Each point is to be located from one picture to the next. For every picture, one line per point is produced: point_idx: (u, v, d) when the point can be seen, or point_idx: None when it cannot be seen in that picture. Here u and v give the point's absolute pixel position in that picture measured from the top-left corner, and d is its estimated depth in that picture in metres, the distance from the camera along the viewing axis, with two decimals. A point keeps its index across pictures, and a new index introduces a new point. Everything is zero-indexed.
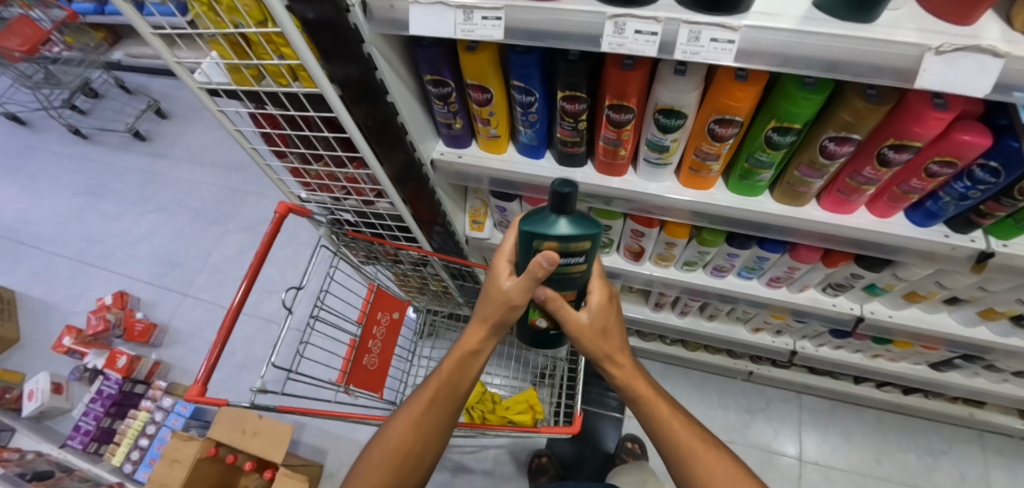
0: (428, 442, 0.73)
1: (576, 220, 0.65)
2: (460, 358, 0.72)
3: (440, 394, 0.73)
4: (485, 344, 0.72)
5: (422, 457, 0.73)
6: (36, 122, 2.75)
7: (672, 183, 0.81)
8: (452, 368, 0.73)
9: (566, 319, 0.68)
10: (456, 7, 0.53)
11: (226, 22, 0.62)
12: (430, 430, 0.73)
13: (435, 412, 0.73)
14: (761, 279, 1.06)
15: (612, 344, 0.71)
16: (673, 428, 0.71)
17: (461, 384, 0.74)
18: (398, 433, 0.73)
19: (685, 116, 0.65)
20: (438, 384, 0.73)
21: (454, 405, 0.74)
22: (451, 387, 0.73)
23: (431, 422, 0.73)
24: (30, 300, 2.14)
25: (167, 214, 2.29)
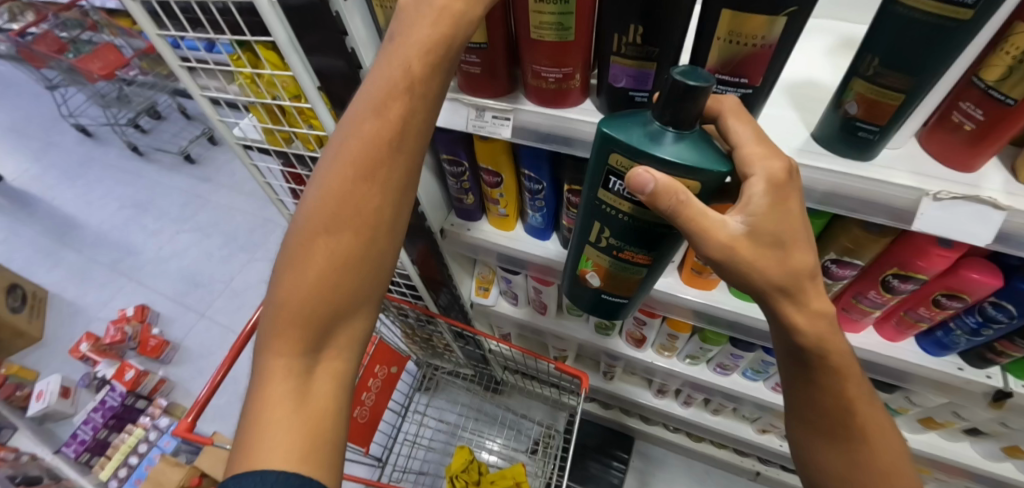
0: (374, 262, 0.50)
1: (694, 142, 0.46)
2: (368, 148, 0.48)
3: (380, 173, 0.48)
4: (404, 123, 0.48)
5: (374, 271, 0.50)
6: (101, 135, 2.98)
7: (673, 280, 0.81)
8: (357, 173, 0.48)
9: (704, 231, 0.44)
10: (471, 105, 0.58)
11: (265, 93, 0.69)
12: (371, 247, 0.49)
13: (348, 245, 0.48)
14: (767, 382, 1.01)
15: (787, 263, 0.45)
16: (845, 411, 0.55)
17: (407, 149, 0.49)
18: (321, 256, 0.47)
19: None
20: (345, 210, 0.48)
21: (367, 234, 0.49)
22: (396, 166, 0.49)
23: (375, 238, 0.49)
24: (61, 302, 2.24)
25: (201, 235, 2.39)
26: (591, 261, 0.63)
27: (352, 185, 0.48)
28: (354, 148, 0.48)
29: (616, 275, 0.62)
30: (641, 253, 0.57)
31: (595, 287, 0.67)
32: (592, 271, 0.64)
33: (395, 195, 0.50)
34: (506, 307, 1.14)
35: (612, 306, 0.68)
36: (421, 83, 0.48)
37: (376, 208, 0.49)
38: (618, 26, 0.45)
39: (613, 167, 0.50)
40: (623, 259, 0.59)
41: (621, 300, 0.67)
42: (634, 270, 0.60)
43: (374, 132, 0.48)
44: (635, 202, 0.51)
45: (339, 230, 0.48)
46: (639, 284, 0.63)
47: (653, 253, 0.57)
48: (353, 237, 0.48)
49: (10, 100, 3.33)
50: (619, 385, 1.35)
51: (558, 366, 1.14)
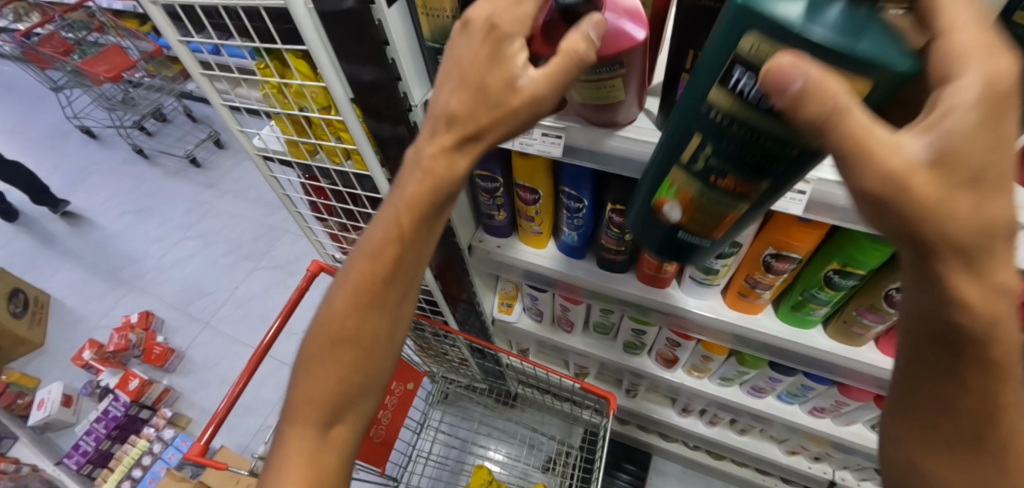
0: (376, 367, 0.51)
1: (875, 29, 0.29)
2: (368, 284, 0.48)
3: (380, 294, 0.48)
4: (401, 264, 0.47)
5: (377, 374, 0.52)
6: (105, 137, 2.95)
7: (716, 302, 0.76)
8: (356, 305, 0.48)
9: (867, 155, 0.27)
10: None
11: (293, 104, 0.65)
12: (373, 356, 0.50)
13: (348, 365, 0.49)
14: (803, 406, 0.96)
15: (979, 218, 0.28)
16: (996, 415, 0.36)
17: (407, 275, 0.48)
18: (327, 364, 0.49)
19: (740, 245, 0.62)
20: (345, 337, 0.49)
21: (367, 358, 0.50)
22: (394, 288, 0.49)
23: (375, 349, 0.50)
24: (63, 308, 2.20)
25: (206, 242, 2.35)
26: (674, 184, 0.45)
27: (352, 315, 0.49)
28: (359, 276, 0.48)
29: (706, 208, 0.45)
30: (752, 183, 0.40)
31: (667, 220, 0.49)
32: (672, 200, 0.46)
33: (396, 311, 0.50)
34: (529, 323, 1.10)
35: (685, 247, 0.51)
36: (412, 222, 0.45)
37: (376, 324, 0.49)
38: (695, 40, 0.42)
39: (740, 52, 0.32)
40: (723, 188, 0.41)
41: (699, 241, 0.49)
42: (733, 203, 0.43)
43: (371, 258, 0.47)
44: (763, 108, 0.34)
45: (339, 347, 0.49)
46: (733, 221, 0.45)
47: (770, 180, 0.39)
48: (357, 348, 0.49)
49: (15, 101, 3.31)
50: (642, 403, 1.30)
51: (582, 385, 1.10)
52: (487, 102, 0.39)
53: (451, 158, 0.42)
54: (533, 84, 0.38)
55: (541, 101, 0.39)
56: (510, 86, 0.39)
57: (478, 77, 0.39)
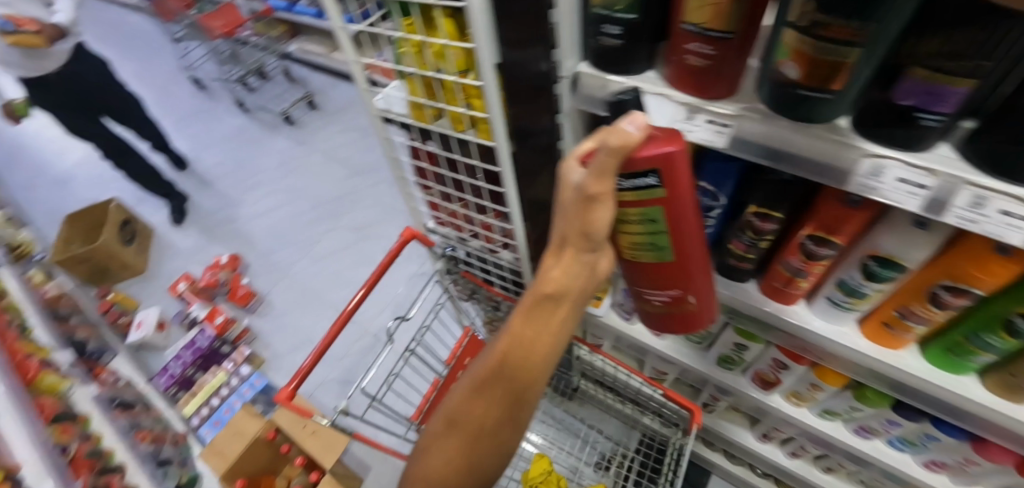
0: (481, 466, 0.57)
1: None
2: (483, 376, 0.55)
3: (492, 395, 0.55)
4: (513, 363, 0.53)
5: (482, 473, 0.58)
6: (212, 89, 3.17)
7: (850, 330, 0.68)
8: (471, 393, 0.56)
9: None
10: (680, 104, 0.51)
11: (430, 65, 0.63)
12: (479, 455, 0.56)
13: (460, 443, 0.57)
14: (917, 457, 0.86)
15: None
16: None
17: (513, 386, 0.54)
18: (441, 447, 0.58)
19: (904, 270, 0.54)
20: (460, 419, 0.57)
21: (478, 441, 0.56)
22: (506, 396, 0.55)
23: (485, 446, 0.56)
24: (164, 241, 2.41)
25: (293, 196, 2.47)
26: (786, 39, 0.41)
27: (469, 401, 0.56)
28: (480, 367, 0.57)
29: (821, 62, 0.40)
30: (852, 25, 0.36)
31: (782, 87, 0.44)
32: (788, 61, 0.42)
33: (509, 414, 0.55)
34: (616, 319, 1.06)
35: (803, 113, 0.44)
36: (527, 327, 0.53)
37: (487, 428, 0.56)
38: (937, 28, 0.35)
39: None
40: (830, 38, 0.38)
41: (824, 101, 0.42)
42: (841, 51, 0.38)
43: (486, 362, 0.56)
44: None
45: (458, 425, 0.57)
46: (854, 73, 0.39)
47: (877, 20, 0.35)
48: (464, 445, 0.56)
49: (140, 48, 3.62)
50: (717, 420, 1.23)
51: (663, 392, 1.05)
52: (562, 214, 0.50)
53: (561, 274, 0.51)
54: (585, 183, 0.46)
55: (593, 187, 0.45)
56: (572, 189, 0.48)
57: (558, 200, 0.50)
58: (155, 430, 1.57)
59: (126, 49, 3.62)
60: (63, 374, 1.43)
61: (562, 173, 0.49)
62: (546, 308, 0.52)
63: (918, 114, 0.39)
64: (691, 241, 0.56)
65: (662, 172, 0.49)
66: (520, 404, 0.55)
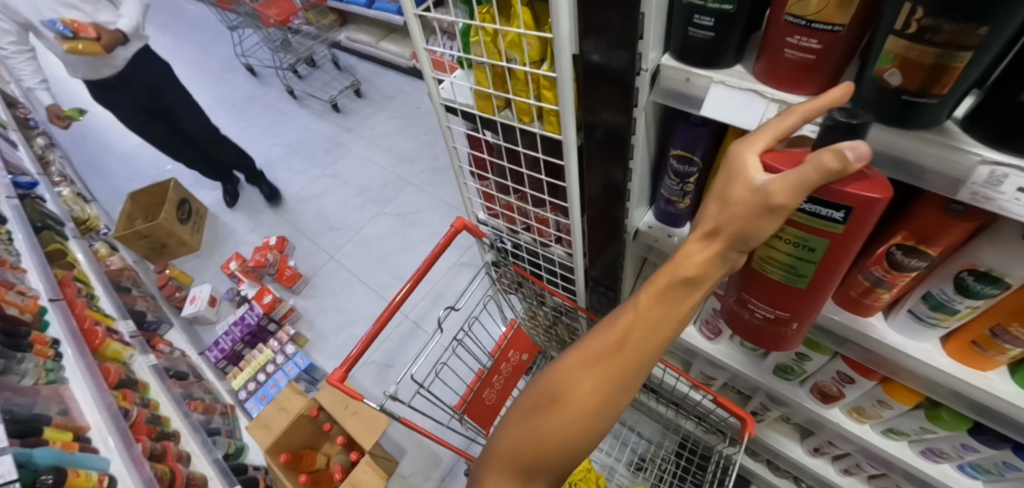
0: (583, 432, 0.61)
1: None
2: (598, 349, 0.59)
3: (605, 369, 0.58)
4: (631, 341, 0.57)
5: (578, 443, 0.61)
6: (265, 76, 3.28)
7: (931, 347, 0.64)
8: (583, 365, 0.60)
9: None
10: (772, 101, 0.47)
11: (502, 55, 0.62)
12: (583, 423, 0.60)
13: (563, 411, 0.60)
14: (991, 485, 0.81)
15: None
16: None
17: (631, 360, 0.58)
18: (543, 411, 0.62)
19: (1007, 288, 0.50)
20: (567, 388, 0.60)
21: (582, 410, 0.59)
22: (621, 369, 0.58)
23: (587, 417, 0.60)
24: (217, 221, 2.52)
25: (340, 182, 2.54)
26: (890, 47, 0.40)
27: (578, 372, 0.60)
28: (593, 343, 0.60)
29: (930, 67, 0.38)
30: (970, 30, 0.35)
31: (883, 94, 0.42)
32: (892, 67, 0.40)
33: (616, 389, 0.59)
34: None
35: (907, 118, 0.42)
36: (651, 308, 0.56)
37: (596, 395, 0.59)
38: None
39: None
40: (942, 43, 0.36)
41: (925, 108, 0.41)
42: (951, 55, 0.37)
43: (605, 336, 0.59)
44: None
45: (563, 394, 0.61)
46: (964, 77, 0.38)
47: (993, 20, 0.34)
48: (572, 410, 0.60)
49: (199, 36, 3.78)
50: (764, 430, 1.19)
51: (713, 398, 1.03)
52: (722, 207, 0.48)
53: (700, 263, 0.52)
54: (770, 188, 0.44)
55: (777, 198, 0.44)
56: (749, 190, 0.46)
57: (723, 187, 0.49)
58: (206, 401, 1.65)
59: (186, 36, 3.79)
60: (126, 342, 1.51)
61: (741, 161, 0.47)
62: (679, 293, 0.54)
63: None
64: (833, 279, 0.55)
65: (852, 212, 0.47)
66: (626, 383, 0.58)
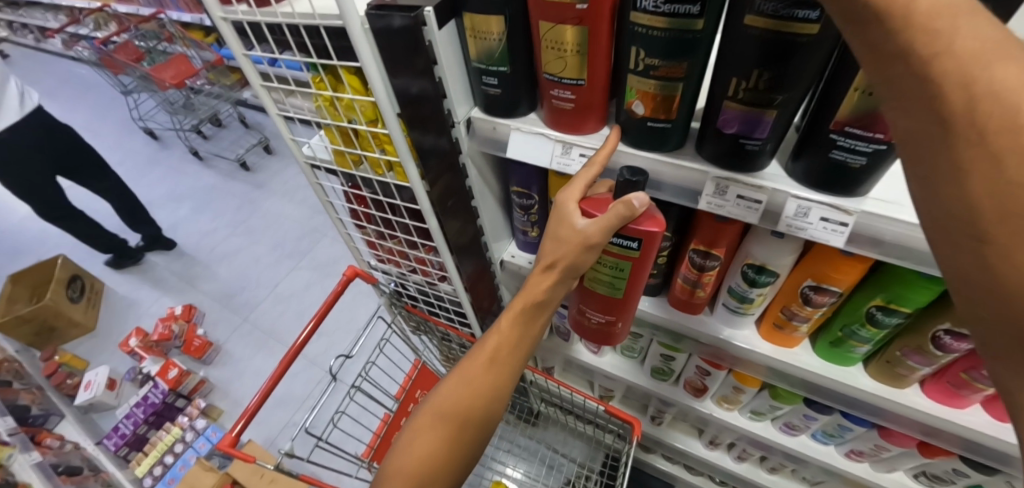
0: (458, 462, 0.56)
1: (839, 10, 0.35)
2: (478, 370, 0.57)
3: (485, 386, 0.57)
4: (504, 356, 0.58)
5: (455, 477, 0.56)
6: (165, 138, 3.15)
7: (750, 333, 0.74)
8: (464, 388, 0.57)
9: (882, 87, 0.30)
10: (556, 140, 0.55)
11: (342, 117, 0.68)
12: (460, 450, 0.55)
13: (445, 438, 0.55)
14: (840, 448, 0.92)
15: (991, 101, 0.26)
16: (959, 190, 0.28)
17: (505, 375, 0.58)
18: (422, 447, 0.54)
19: (776, 275, 0.61)
20: (449, 414, 0.56)
21: (467, 435, 0.56)
22: (495, 388, 0.57)
23: (468, 442, 0.56)
24: (115, 296, 2.33)
25: (251, 240, 2.45)
26: (631, 83, 0.47)
27: (460, 396, 0.56)
28: (473, 366, 0.58)
29: (658, 98, 0.47)
30: (676, 66, 0.44)
31: (634, 122, 0.50)
32: (636, 100, 0.48)
33: (493, 408, 0.57)
34: (557, 342, 1.11)
35: (656, 141, 0.51)
36: (514, 325, 0.59)
37: (475, 413, 0.56)
38: (739, 69, 0.42)
39: None
40: (662, 78, 0.45)
41: (666, 131, 0.49)
42: (669, 87, 0.45)
43: (476, 356, 0.58)
44: (661, 14, 0.41)
45: (443, 423, 0.55)
46: (682, 105, 0.47)
47: (687, 61, 0.43)
48: (448, 437, 0.55)
49: (91, 101, 3.58)
50: (667, 431, 1.26)
51: (606, 407, 1.09)
52: (556, 245, 0.55)
53: (552, 285, 0.58)
54: (588, 231, 0.52)
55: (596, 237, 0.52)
56: (573, 232, 0.53)
57: (554, 228, 0.56)
58: None
59: (75, 104, 3.58)
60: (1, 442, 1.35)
61: (563, 207, 0.54)
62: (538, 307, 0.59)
63: (743, 140, 0.45)
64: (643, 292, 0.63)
65: (643, 243, 0.54)
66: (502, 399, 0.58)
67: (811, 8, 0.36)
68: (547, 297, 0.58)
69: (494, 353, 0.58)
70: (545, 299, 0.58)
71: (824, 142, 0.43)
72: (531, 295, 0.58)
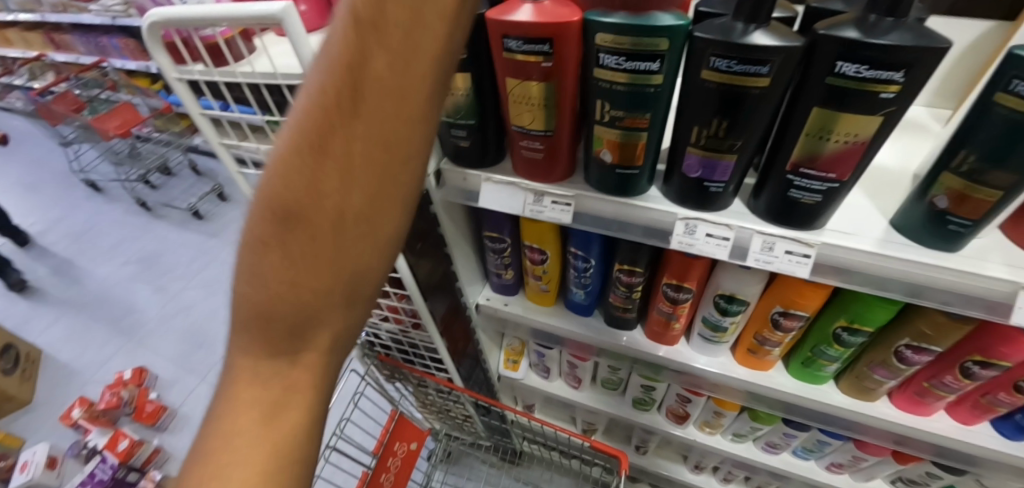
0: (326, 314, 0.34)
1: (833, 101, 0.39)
2: (301, 175, 0.32)
3: (319, 194, 0.32)
4: (338, 142, 0.31)
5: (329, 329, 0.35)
6: (109, 190, 3.00)
7: (726, 359, 0.76)
8: (286, 206, 0.32)
9: None
10: (528, 189, 0.57)
11: None
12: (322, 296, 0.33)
13: (287, 281, 0.33)
14: (820, 462, 0.94)
15: None
16: None
17: (353, 170, 0.32)
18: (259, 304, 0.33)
19: (746, 303, 0.63)
20: (280, 250, 0.32)
21: (321, 274, 0.33)
22: (326, 266, 0.33)
23: (330, 282, 0.33)
24: (54, 363, 2.14)
25: (207, 292, 2.33)
26: (598, 134, 0.49)
27: (288, 222, 0.32)
28: (292, 176, 0.32)
29: (625, 147, 0.48)
30: (639, 117, 0.46)
31: (602, 170, 0.52)
32: (603, 149, 0.50)
33: (355, 229, 0.33)
34: (536, 380, 1.10)
35: (624, 188, 0.52)
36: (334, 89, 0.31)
37: (324, 240, 0.32)
38: (699, 119, 0.44)
39: (601, 41, 0.42)
40: (626, 128, 0.47)
41: (634, 177, 0.51)
42: (635, 137, 0.47)
43: (264, 221, 0.33)
44: (623, 69, 0.43)
45: (278, 268, 0.33)
46: (647, 151, 0.49)
47: (650, 112, 0.45)
48: (289, 285, 0.33)
49: (24, 155, 3.37)
50: (654, 460, 1.24)
51: (590, 444, 1.08)
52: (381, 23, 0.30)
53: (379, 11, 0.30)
54: None
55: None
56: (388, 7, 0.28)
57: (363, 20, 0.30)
58: None
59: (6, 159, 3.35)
60: None
61: None
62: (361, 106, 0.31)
63: (707, 183, 0.48)
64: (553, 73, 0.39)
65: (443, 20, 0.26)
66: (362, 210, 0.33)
67: (761, 64, 0.39)
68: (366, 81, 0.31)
69: (296, 207, 0.32)
70: (372, 95, 0.31)
71: (782, 181, 0.46)
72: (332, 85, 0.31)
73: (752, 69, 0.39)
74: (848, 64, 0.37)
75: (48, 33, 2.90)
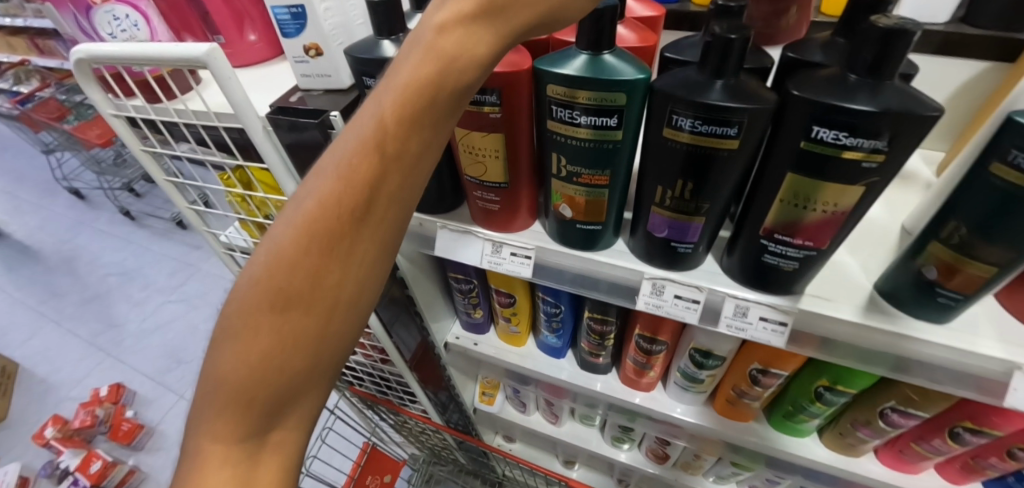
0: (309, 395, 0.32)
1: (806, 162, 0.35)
2: (311, 254, 0.30)
3: (327, 276, 0.30)
4: (354, 222, 0.30)
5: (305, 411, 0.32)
6: (93, 198, 2.95)
7: (704, 408, 0.72)
8: (289, 284, 0.30)
9: None
10: (486, 239, 0.52)
11: (257, 212, 0.63)
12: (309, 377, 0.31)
13: (278, 364, 0.30)
14: None
15: None
16: None
17: (365, 250, 0.31)
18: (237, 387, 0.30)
19: (722, 358, 0.59)
20: (276, 331, 0.30)
21: (316, 356, 0.31)
22: (328, 338, 0.31)
23: (319, 364, 0.31)
24: (30, 378, 2.08)
25: (189, 306, 2.28)
26: (557, 187, 0.45)
27: (285, 301, 0.30)
28: (298, 253, 0.30)
29: (586, 203, 0.44)
30: (600, 172, 0.42)
31: (563, 224, 0.47)
32: (562, 203, 0.46)
33: (353, 310, 0.32)
34: (512, 413, 1.06)
35: (588, 243, 0.48)
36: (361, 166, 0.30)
37: (322, 322, 0.31)
38: (664, 178, 0.40)
39: (554, 92, 0.38)
40: (586, 184, 0.43)
41: (598, 232, 0.47)
42: (597, 193, 0.43)
43: (260, 298, 0.30)
44: (579, 125, 0.39)
45: (264, 349, 0.30)
46: (610, 207, 0.44)
47: (611, 168, 0.41)
48: (277, 368, 0.30)
49: (8, 163, 3.32)
50: None
51: (569, 482, 1.03)
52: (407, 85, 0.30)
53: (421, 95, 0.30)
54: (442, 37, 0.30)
55: (463, 51, 0.30)
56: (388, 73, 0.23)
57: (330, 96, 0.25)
58: None
59: None
60: None
61: None
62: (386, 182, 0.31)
63: (674, 244, 0.43)
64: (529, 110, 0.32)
65: None
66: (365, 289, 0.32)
67: (728, 126, 0.35)
68: (395, 170, 0.31)
69: (297, 291, 0.30)
70: (397, 175, 0.31)
71: (755, 245, 0.42)
72: (351, 173, 0.30)
73: (719, 129, 0.35)
74: (825, 130, 0.33)
75: (32, 38, 2.85)
